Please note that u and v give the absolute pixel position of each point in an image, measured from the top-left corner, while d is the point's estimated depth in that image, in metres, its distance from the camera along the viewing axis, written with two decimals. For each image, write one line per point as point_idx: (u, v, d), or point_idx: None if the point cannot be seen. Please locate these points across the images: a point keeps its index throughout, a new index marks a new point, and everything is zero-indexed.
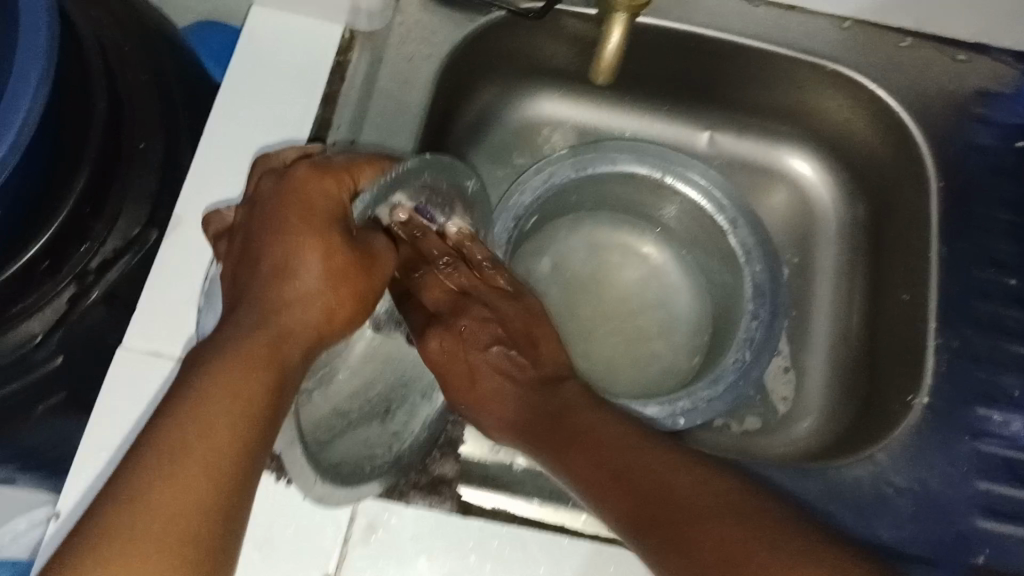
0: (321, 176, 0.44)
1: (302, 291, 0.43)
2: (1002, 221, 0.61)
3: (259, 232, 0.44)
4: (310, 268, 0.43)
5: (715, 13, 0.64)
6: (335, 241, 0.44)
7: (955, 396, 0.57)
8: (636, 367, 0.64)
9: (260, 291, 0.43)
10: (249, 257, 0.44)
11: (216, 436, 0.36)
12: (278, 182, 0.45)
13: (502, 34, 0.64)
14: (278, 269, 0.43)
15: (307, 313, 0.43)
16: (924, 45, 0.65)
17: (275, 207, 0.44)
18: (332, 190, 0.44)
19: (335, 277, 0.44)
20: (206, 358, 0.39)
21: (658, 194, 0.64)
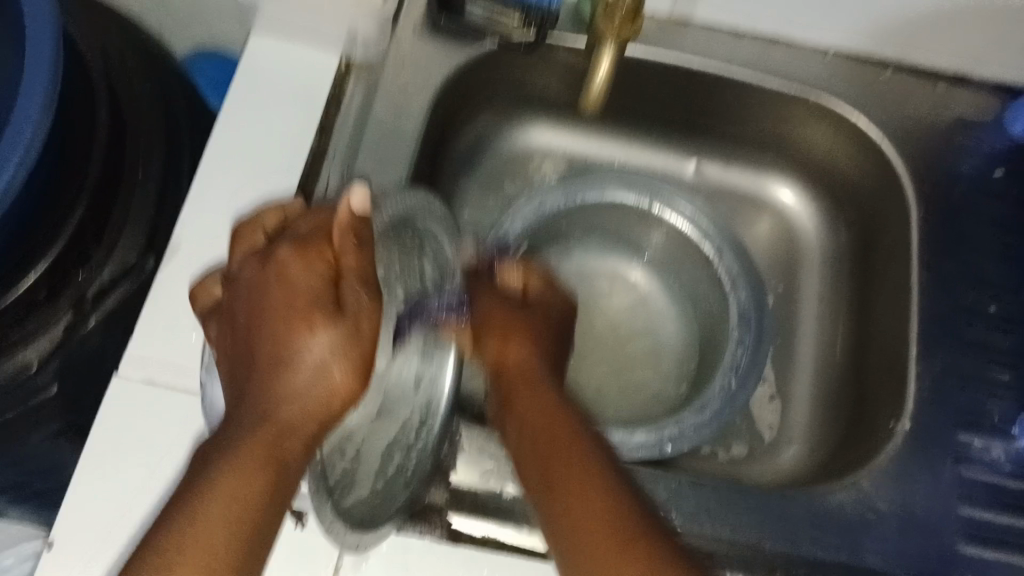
0: (302, 257, 0.42)
1: (297, 383, 0.41)
2: (984, 249, 0.63)
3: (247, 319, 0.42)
4: (304, 358, 0.41)
5: (700, 45, 0.66)
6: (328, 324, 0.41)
7: (938, 422, 0.58)
8: (625, 393, 0.65)
9: (256, 389, 0.41)
10: (242, 348, 0.43)
11: (211, 542, 0.37)
12: (260, 266, 0.43)
13: (495, 64, 0.65)
14: (269, 362, 0.41)
15: (309, 403, 0.41)
16: (904, 77, 0.67)
17: (258, 295, 0.42)
18: (317, 270, 0.42)
19: (331, 362, 0.42)
20: (222, 444, 0.40)
21: (646, 222, 0.66)
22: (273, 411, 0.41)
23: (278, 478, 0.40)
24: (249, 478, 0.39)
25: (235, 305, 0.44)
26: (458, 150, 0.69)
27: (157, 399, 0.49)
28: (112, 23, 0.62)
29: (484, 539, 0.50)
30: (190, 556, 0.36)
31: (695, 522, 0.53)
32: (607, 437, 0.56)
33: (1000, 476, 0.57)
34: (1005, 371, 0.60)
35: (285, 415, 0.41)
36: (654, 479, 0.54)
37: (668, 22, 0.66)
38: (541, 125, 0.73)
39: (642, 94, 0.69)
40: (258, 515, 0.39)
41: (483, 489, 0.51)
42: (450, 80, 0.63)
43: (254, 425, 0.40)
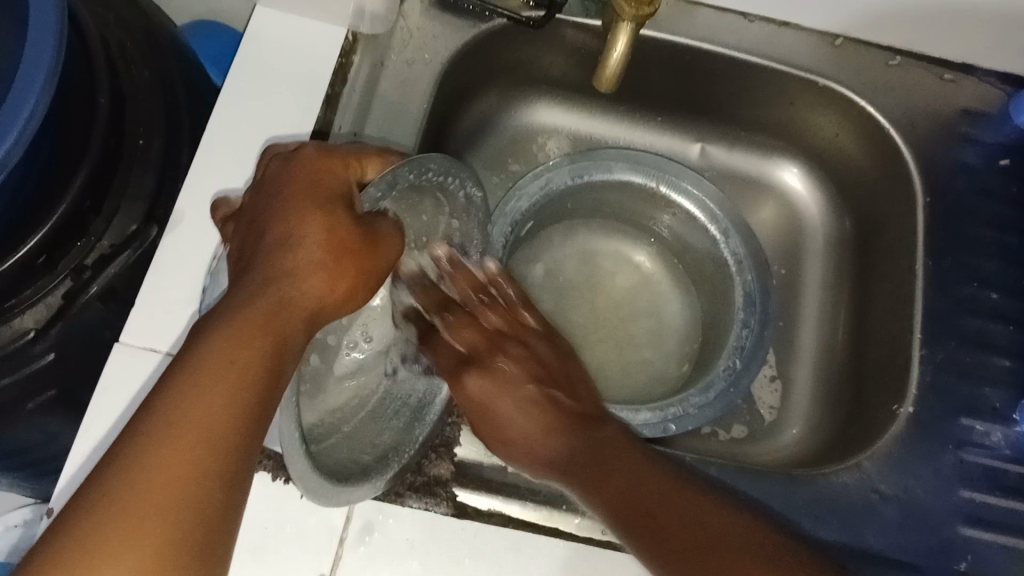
0: (325, 158, 0.43)
1: (305, 269, 0.41)
2: (988, 237, 0.63)
3: (261, 213, 0.42)
4: (309, 246, 0.41)
5: (711, 28, 0.65)
6: (340, 221, 0.42)
7: (940, 407, 0.58)
8: (627, 374, 0.64)
9: (259, 268, 0.41)
10: (250, 240, 0.42)
11: (210, 403, 0.35)
12: (282, 166, 0.43)
13: (501, 41, 0.64)
14: (274, 245, 0.41)
15: (309, 291, 0.41)
16: (912, 64, 0.66)
17: (278, 190, 0.43)
18: (336, 174, 0.43)
19: (337, 256, 0.41)
20: (214, 318, 0.38)
21: (652, 203, 0.65)
22: (274, 285, 0.40)
23: (273, 357, 0.38)
24: (247, 358, 0.37)
25: (251, 205, 0.43)
26: (462, 129, 0.68)
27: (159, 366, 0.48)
28: None
29: (491, 513, 0.49)
30: (185, 435, 0.34)
31: None
32: (610, 415, 0.56)
33: (1000, 462, 0.57)
34: (1008, 358, 0.60)
35: (286, 294, 0.40)
36: None
37: (678, 3, 0.65)
38: (546, 104, 0.72)
39: (649, 74, 0.68)
40: (250, 397, 0.36)
41: (485, 463, 0.51)
42: (457, 56, 0.62)
43: (255, 294, 0.39)
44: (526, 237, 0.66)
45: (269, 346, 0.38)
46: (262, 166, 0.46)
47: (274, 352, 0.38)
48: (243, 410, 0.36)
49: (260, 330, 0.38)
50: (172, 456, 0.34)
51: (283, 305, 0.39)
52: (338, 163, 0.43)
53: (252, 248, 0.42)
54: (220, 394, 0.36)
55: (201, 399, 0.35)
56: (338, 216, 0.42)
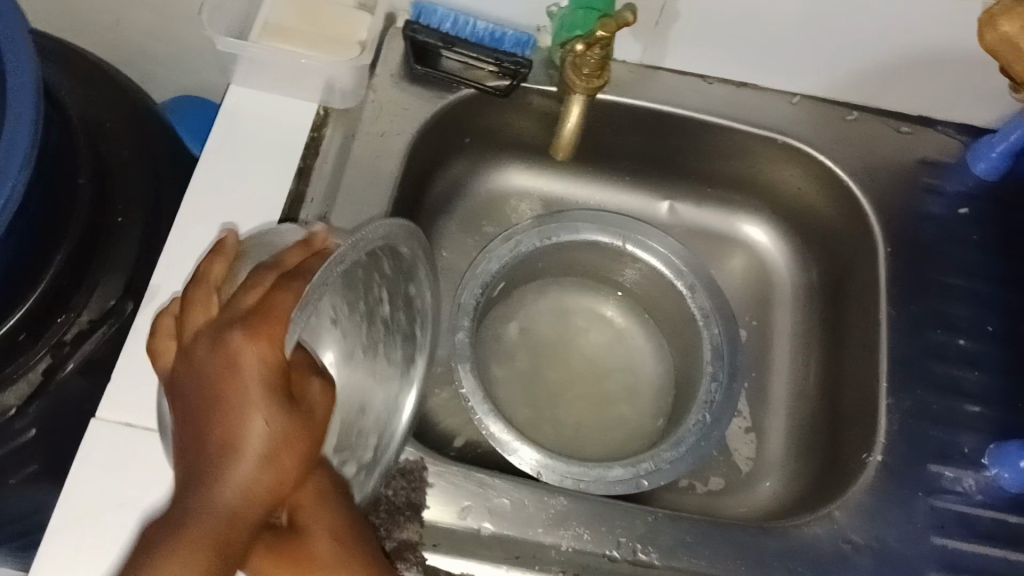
0: (255, 336, 0.37)
1: (236, 474, 0.34)
2: (952, 284, 0.65)
3: (189, 413, 0.37)
4: (249, 445, 0.35)
5: (672, 90, 0.68)
6: (281, 413, 0.36)
7: (910, 455, 0.59)
8: (603, 429, 0.65)
9: (188, 490, 0.34)
10: (184, 432, 0.37)
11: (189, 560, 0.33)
12: (209, 346, 0.38)
13: (467, 109, 0.67)
14: (209, 456, 0.35)
15: (256, 492, 0.35)
16: (868, 119, 0.69)
17: (216, 372, 0.36)
18: (269, 352, 0.37)
19: (287, 438, 0.36)
20: (158, 541, 0.33)
21: (617, 260, 0.67)
22: (209, 502, 0.34)
23: (228, 573, 0.34)
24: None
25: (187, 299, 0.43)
26: (434, 193, 0.70)
27: (133, 441, 0.50)
28: (95, 72, 0.63)
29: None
30: None
31: (671, 556, 0.53)
32: (583, 472, 0.57)
33: (971, 507, 0.58)
34: (976, 403, 0.61)
35: (230, 508, 0.34)
36: (630, 513, 0.54)
37: (639, 67, 0.68)
38: (516, 168, 0.74)
39: (614, 136, 0.71)
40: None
41: (459, 527, 0.52)
42: (427, 125, 0.64)
43: (188, 525, 0.33)
44: (498, 297, 0.67)
45: (216, 573, 0.33)
46: (187, 328, 0.40)
47: (228, 569, 0.33)
48: None
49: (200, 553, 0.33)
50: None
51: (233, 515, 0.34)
52: (271, 336, 0.37)
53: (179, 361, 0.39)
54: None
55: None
56: (279, 403, 0.36)
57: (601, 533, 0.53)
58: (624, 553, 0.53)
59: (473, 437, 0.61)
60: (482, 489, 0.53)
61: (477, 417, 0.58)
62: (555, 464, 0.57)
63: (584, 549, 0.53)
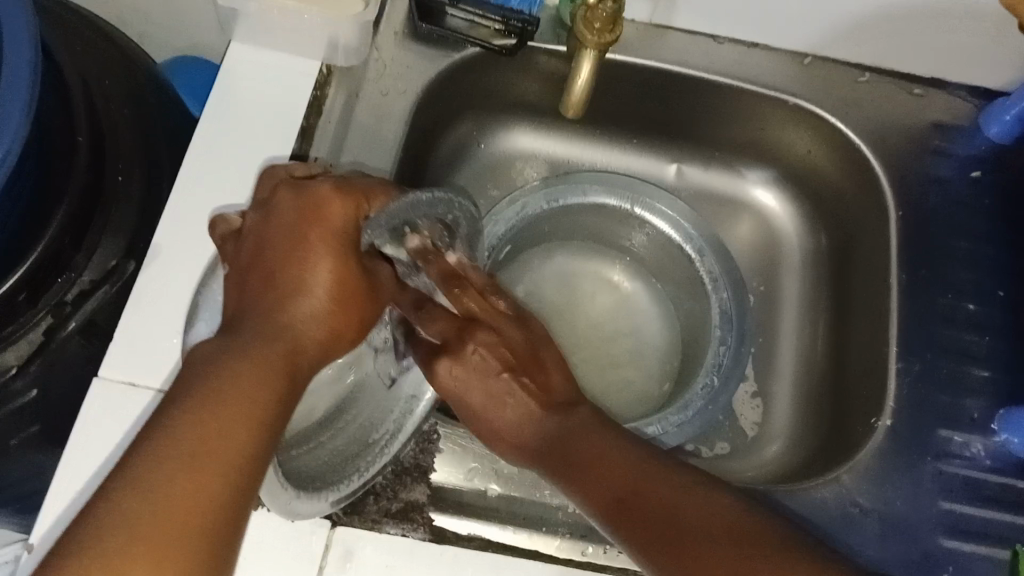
0: (341, 197, 0.45)
1: (302, 309, 0.43)
2: (963, 248, 0.64)
3: (261, 251, 0.44)
4: (318, 290, 0.44)
5: (680, 51, 0.67)
6: (347, 266, 0.45)
7: (919, 419, 0.59)
8: (608, 394, 0.65)
9: (262, 314, 0.43)
10: (251, 275, 0.44)
11: (235, 412, 0.38)
12: (295, 200, 0.45)
13: (470, 69, 0.65)
14: (282, 291, 0.43)
15: (314, 332, 0.44)
16: (881, 81, 0.68)
17: (292, 224, 0.44)
18: (351, 213, 0.45)
19: (340, 300, 0.45)
20: (219, 361, 0.40)
21: (626, 224, 0.66)
22: (280, 330, 0.42)
23: (288, 397, 0.41)
24: (264, 386, 0.39)
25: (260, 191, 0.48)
26: (439, 155, 0.69)
27: (137, 402, 0.49)
28: (89, 30, 0.62)
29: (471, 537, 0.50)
30: (205, 475, 0.36)
31: None
32: None
33: (979, 472, 0.58)
34: (985, 369, 0.61)
35: (290, 339, 0.42)
36: None
37: (647, 27, 0.67)
38: (523, 130, 0.73)
39: (621, 97, 0.69)
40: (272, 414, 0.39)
41: None
42: (432, 85, 0.63)
43: (264, 339, 0.41)
44: (504, 261, 0.67)
45: (283, 383, 0.40)
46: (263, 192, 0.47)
47: (290, 393, 0.41)
48: (260, 423, 0.38)
49: (273, 367, 0.40)
50: (221, 435, 0.37)
51: (296, 346, 0.42)
52: (354, 202, 0.45)
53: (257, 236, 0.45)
54: (243, 405, 0.38)
55: (220, 436, 0.37)
56: (346, 261, 0.45)
57: None
58: None
59: None
60: None
61: None
62: None
63: (591, 511, 0.52)
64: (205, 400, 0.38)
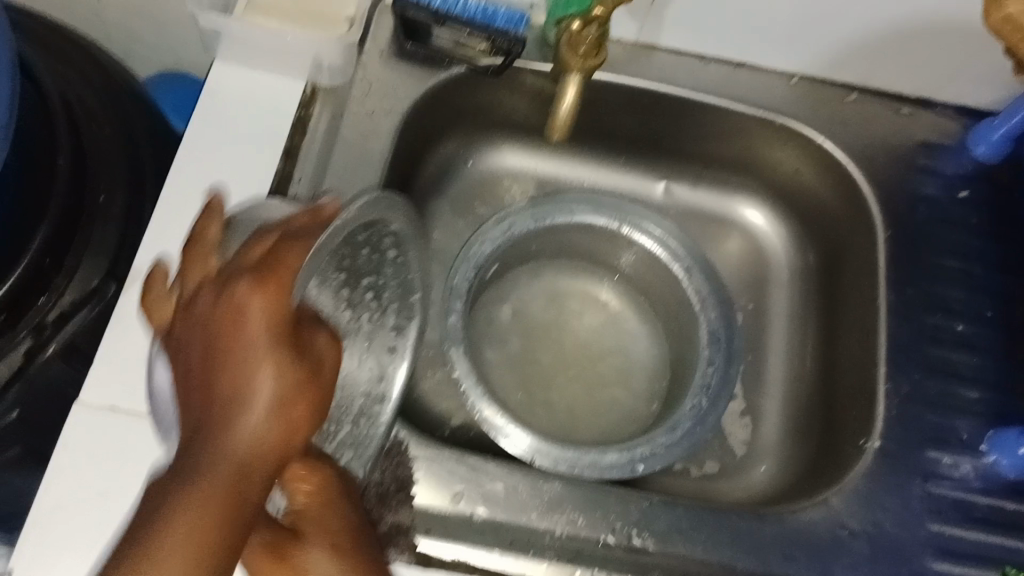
0: (261, 284, 0.36)
1: (243, 424, 0.35)
2: (952, 268, 0.64)
3: (189, 366, 0.37)
4: (261, 392, 0.36)
5: (667, 70, 0.67)
6: (289, 361, 0.37)
7: (908, 440, 0.58)
8: (596, 414, 0.64)
9: (198, 439, 0.35)
10: (187, 392, 0.36)
11: (169, 564, 0.31)
12: (214, 301, 0.37)
13: (457, 90, 0.65)
14: (218, 409, 0.35)
15: (264, 445, 0.36)
16: (867, 100, 0.68)
17: (212, 329, 0.36)
18: (276, 299, 0.36)
19: (285, 402, 0.37)
20: (166, 486, 0.33)
21: (614, 242, 0.66)
22: (217, 455, 0.34)
23: (241, 527, 0.33)
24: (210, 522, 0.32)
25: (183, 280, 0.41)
26: (425, 173, 0.69)
27: (117, 426, 0.48)
28: (77, 49, 0.61)
29: (456, 563, 0.49)
30: None
31: (665, 543, 0.53)
32: (577, 458, 0.56)
33: (969, 493, 0.57)
34: (974, 389, 0.60)
35: (237, 463, 0.34)
36: (624, 499, 0.54)
37: (634, 47, 0.67)
38: (510, 148, 0.73)
39: (608, 115, 0.69)
40: (223, 556, 0.33)
41: (450, 513, 0.51)
42: (419, 103, 0.63)
43: (199, 472, 0.33)
44: (491, 280, 0.66)
45: (229, 528, 0.33)
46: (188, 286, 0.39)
47: (244, 524, 0.34)
48: (204, 572, 0.32)
49: (221, 498, 0.33)
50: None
51: (245, 466, 0.34)
52: (279, 285, 0.37)
53: (184, 354, 0.37)
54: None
55: None
56: (286, 358, 0.37)
57: (595, 518, 0.53)
58: (618, 538, 0.52)
59: (464, 421, 0.61)
60: (474, 473, 0.52)
61: (471, 402, 0.57)
62: (548, 448, 0.56)
63: (578, 535, 0.52)
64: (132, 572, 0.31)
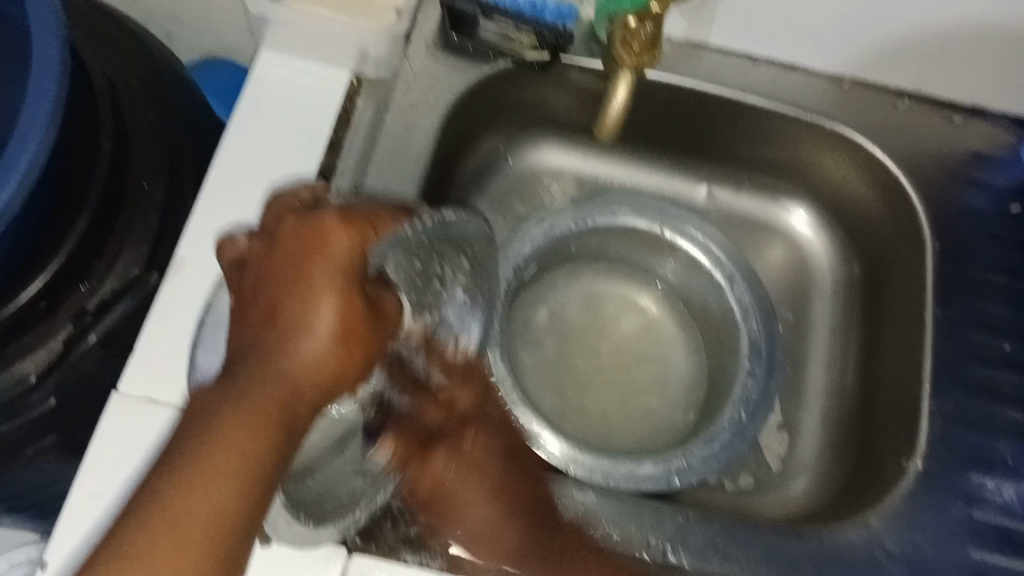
0: (345, 225, 0.41)
1: (303, 351, 0.39)
2: (1002, 286, 0.62)
3: (262, 280, 0.41)
4: (321, 322, 0.39)
5: (716, 70, 0.65)
6: (352, 299, 0.40)
7: (951, 463, 0.57)
8: (630, 421, 0.63)
9: (256, 357, 0.39)
10: (249, 308, 0.41)
11: (211, 489, 0.35)
12: (297, 224, 0.41)
13: (502, 85, 0.64)
14: (282, 326, 0.40)
15: (314, 376, 0.39)
16: (922, 108, 0.66)
17: (293, 251, 0.41)
18: (355, 240, 0.41)
19: (344, 336, 0.40)
20: (209, 412, 0.38)
21: (656, 247, 0.65)
22: (276, 376, 0.39)
23: (277, 455, 0.38)
24: (254, 448, 0.37)
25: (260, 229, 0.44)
26: (466, 169, 0.68)
27: (155, 421, 0.48)
28: (120, 30, 0.60)
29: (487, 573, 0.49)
30: (176, 539, 0.35)
31: (700, 559, 0.52)
32: (612, 467, 0.55)
33: (1012, 519, 0.56)
34: (1017, 411, 0.59)
35: (286, 387, 0.38)
36: (660, 514, 0.54)
37: (683, 46, 0.66)
38: (551, 145, 0.71)
39: (654, 116, 0.68)
40: (259, 470, 0.37)
41: None
42: (463, 98, 0.62)
43: (255, 390, 0.38)
44: (528, 280, 0.65)
45: (274, 440, 0.37)
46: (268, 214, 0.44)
47: (280, 452, 0.38)
48: (239, 489, 0.36)
49: (263, 420, 0.37)
50: (190, 515, 0.35)
51: (294, 394, 0.39)
52: (359, 233, 0.41)
53: (265, 288, 0.41)
54: (224, 476, 0.36)
55: (202, 494, 0.35)
56: (353, 297, 0.40)
57: (631, 531, 0.53)
58: (653, 554, 0.52)
59: None
60: None
61: (509, 407, 0.56)
62: (582, 457, 0.55)
63: (612, 547, 0.51)
64: (185, 471, 0.36)
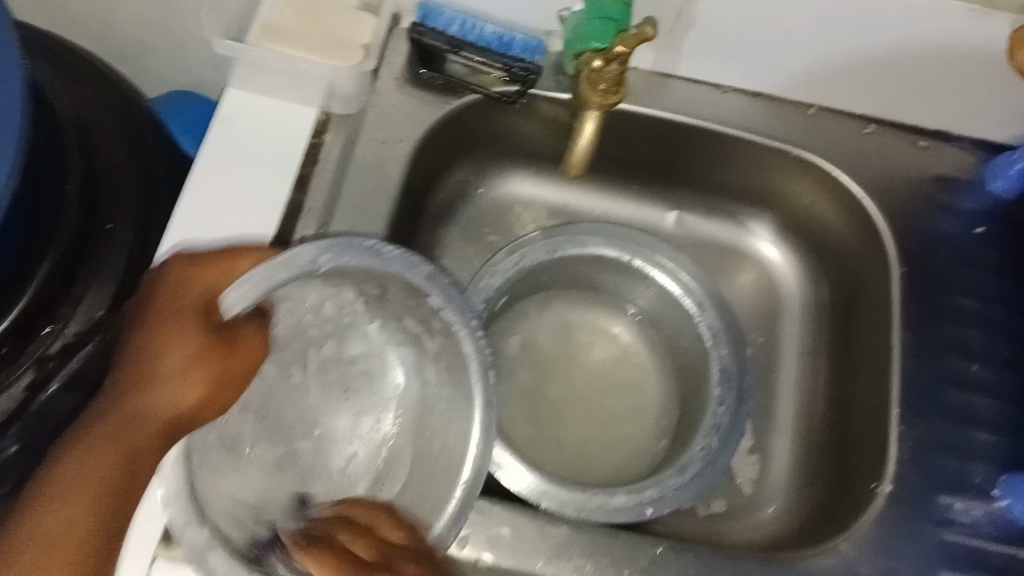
0: (201, 273, 0.47)
1: (156, 371, 0.46)
2: (968, 307, 0.63)
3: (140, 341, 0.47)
4: (168, 361, 0.46)
5: (685, 100, 0.66)
6: (195, 338, 0.46)
7: (921, 485, 0.58)
8: (603, 450, 0.64)
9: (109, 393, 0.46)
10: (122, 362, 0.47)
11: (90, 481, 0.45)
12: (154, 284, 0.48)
13: (472, 120, 0.65)
14: (129, 369, 0.46)
15: (178, 400, 0.46)
16: (887, 135, 0.67)
17: (138, 305, 0.47)
18: (212, 289, 0.47)
19: (196, 363, 0.46)
20: (78, 438, 0.46)
21: (629, 276, 0.65)
22: (127, 402, 0.45)
23: (131, 465, 0.45)
24: (105, 467, 0.45)
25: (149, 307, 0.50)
26: (438, 200, 0.68)
27: None
28: (86, 69, 0.60)
29: None
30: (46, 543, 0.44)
31: None
32: (587, 500, 0.55)
33: (982, 540, 0.56)
34: (988, 432, 0.60)
35: (131, 415, 0.45)
36: (633, 544, 0.53)
37: (652, 75, 0.66)
38: (523, 177, 0.72)
39: (624, 148, 0.69)
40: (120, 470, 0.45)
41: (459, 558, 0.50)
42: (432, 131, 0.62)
43: (110, 414, 0.46)
44: (501, 310, 0.65)
45: (121, 459, 0.45)
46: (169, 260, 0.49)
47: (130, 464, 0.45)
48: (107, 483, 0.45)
49: (116, 443, 0.45)
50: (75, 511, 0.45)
51: (139, 419, 0.45)
52: (208, 279, 0.47)
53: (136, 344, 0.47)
54: (89, 482, 0.45)
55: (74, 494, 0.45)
56: (190, 332, 0.46)
57: (603, 564, 0.52)
58: None
59: None
60: (481, 516, 0.52)
61: None
62: (555, 490, 0.55)
63: None
64: (54, 488, 0.45)
